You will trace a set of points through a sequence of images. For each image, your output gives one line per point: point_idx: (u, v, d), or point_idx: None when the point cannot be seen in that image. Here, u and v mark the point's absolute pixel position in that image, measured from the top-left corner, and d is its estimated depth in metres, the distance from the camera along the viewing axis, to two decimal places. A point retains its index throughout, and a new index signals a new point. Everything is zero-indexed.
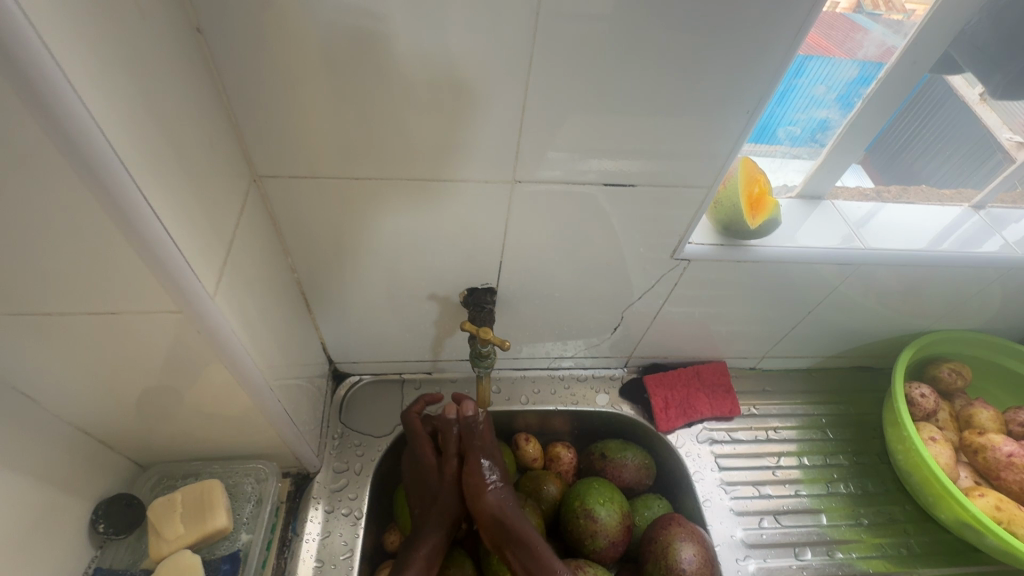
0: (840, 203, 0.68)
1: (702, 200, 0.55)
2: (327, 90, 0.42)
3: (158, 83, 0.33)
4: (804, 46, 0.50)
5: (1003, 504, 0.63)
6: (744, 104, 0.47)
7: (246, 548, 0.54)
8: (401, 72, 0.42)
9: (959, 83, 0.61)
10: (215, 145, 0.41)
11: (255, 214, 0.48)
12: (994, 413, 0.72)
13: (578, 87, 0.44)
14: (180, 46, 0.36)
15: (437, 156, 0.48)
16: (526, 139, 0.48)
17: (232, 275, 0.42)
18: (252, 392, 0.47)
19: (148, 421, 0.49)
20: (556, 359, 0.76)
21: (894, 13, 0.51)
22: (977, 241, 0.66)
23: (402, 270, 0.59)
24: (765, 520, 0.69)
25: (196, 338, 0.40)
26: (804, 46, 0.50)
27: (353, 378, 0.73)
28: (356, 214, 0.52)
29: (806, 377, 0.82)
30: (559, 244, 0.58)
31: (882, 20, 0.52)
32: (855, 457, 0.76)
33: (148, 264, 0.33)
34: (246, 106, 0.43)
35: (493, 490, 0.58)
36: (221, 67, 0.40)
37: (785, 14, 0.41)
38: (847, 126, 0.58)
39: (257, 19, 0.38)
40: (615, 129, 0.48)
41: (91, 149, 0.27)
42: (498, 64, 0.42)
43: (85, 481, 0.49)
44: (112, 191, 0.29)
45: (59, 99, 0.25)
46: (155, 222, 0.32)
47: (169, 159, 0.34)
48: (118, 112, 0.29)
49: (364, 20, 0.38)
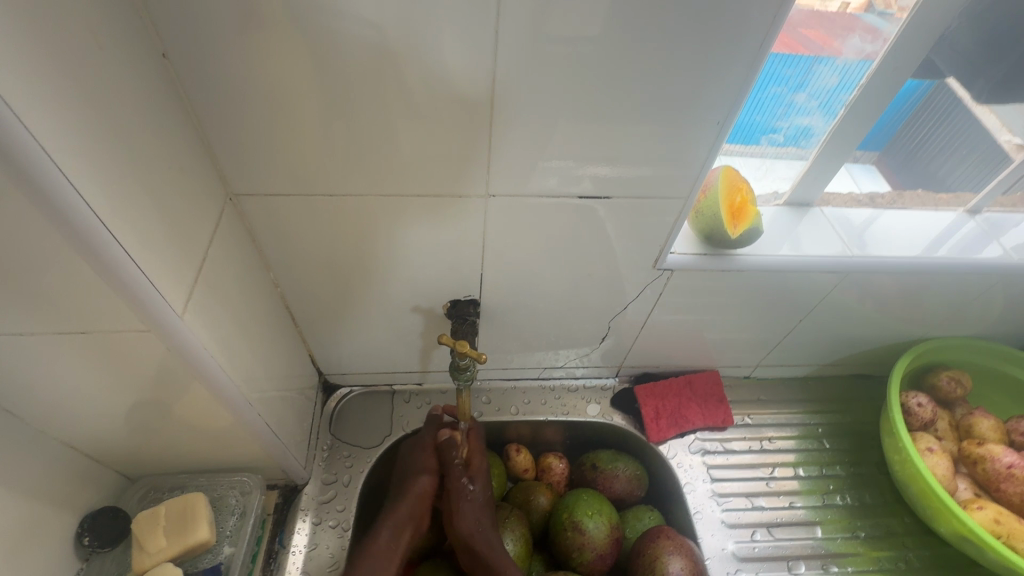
0: (831, 209, 0.67)
1: (682, 209, 0.55)
2: (300, 109, 0.43)
3: (121, 109, 0.34)
4: (802, 37, 0.50)
5: (1003, 517, 0.61)
6: (713, 116, 0.47)
7: (229, 560, 0.55)
8: (368, 90, 0.42)
9: (951, 88, 0.60)
10: (186, 167, 0.41)
11: (232, 231, 0.49)
12: (995, 423, 0.70)
13: (546, 101, 0.44)
14: (144, 70, 0.37)
15: (412, 171, 0.48)
16: (499, 153, 0.48)
17: (205, 292, 0.43)
18: (231, 407, 0.48)
19: (131, 435, 0.50)
20: (546, 369, 0.75)
21: (902, 13, 0.49)
22: (975, 247, 0.65)
23: (385, 283, 0.59)
24: (758, 533, 0.68)
25: (168, 355, 0.40)
26: (801, 38, 0.50)
27: (343, 390, 0.73)
28: (336, 229, 0.53)
29: (802, 385, 0.81)
30: (541, 255, 0.58)
31: (892, 22, 0.50)
32: (852, 468, 0.74)
33: (112, 286, 0.34)
34: (218, 126, 0.44)
35: (468, 508, 0.59)
36: (191, 87, 0.41)
37: (747, 28, 0.41)
38: (830, 134, 0.58)
39: (224, 43, 0.39)
40: (587, 142, 0.48)
41: (43, 175, 0.28)
42: (466, 81, 0.42)
43: (71, 496, 0.50)
44: (71, 219, 0.30)
45: (6, 128, 0.26)
46: (116, 245, 0.32)
47: (134, 183, 0.35)
48: (74, 139, 0.30)
49: (327, 38, 0.39)
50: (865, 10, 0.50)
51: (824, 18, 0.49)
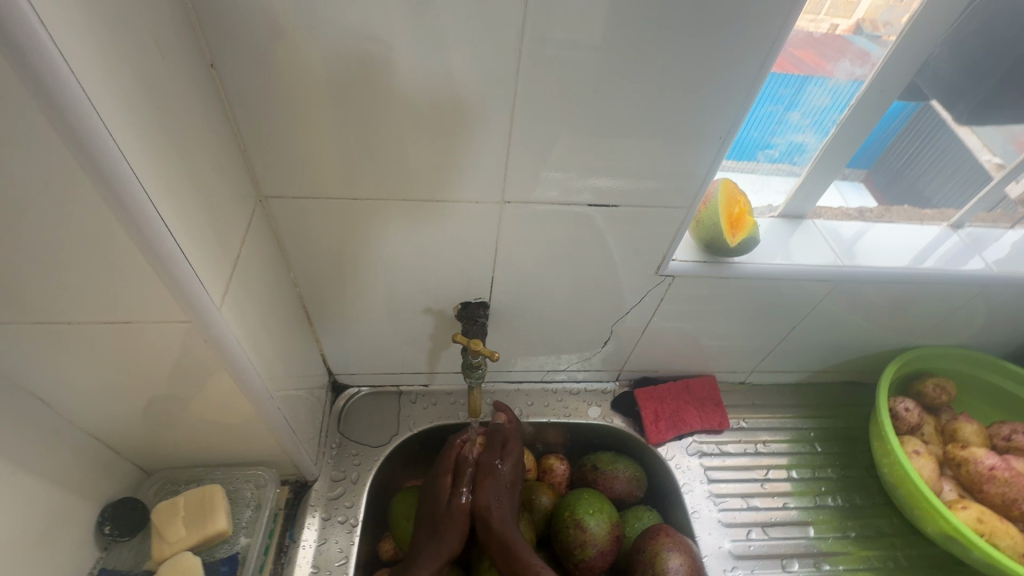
0: (823, 221, 0.70)
1: (684, 219, 0.58)
2: (330, 117, 0.46)
3: (175, 113, 0.36)
4: (795, 58, 0.53)
5: (985, 516, 0.64)
6: (716, 132, 0.50)
7: (245, 550, 0.56)
8: (396, 101, 0.45)
9: (937, 111, 0.62)
10: (224, 170, 0.44)
11: (260, 231, 0.51)
12: (978, 427, 0.73)
13: (563, 114, 0.47)
14: (193, 78, 0.39)
15: (431, 178, 0.51)
16: (515, 162, 0.51)
17: (237, 288, 0.45)
18: (254, 400, 0.49)
19: (153, 427, 0.51)
20: (549, 372, 0.78)
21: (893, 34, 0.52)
22: (958, 259, 0.68)
23: (398, 285, 0.62)
24: (753, 532, 0.70)
25: (202, 346, 0.42)
26: (794, 59, 0.53)
27: (351, 390, 0.75)
28: (355, 232, 0.55)
29: (795, 392, 0.84)
30: (548, 260, 0.61)
31: (882, 42, 0.53)
32: (844, 470, 0.77)
33: (161, 279, 0.36)
34: (254, 131, 0.46)
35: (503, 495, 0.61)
36: (232, 94, 0.44)
37: (749, 52, 0.44)
38: (822, 150, 0.61)
39: (267, 56, 0.42)
40: (598, 153, 0.51)
41: (115, 172, 0.30)
42: (488, 94, 0.46)
43: (93, 485, 0.51)
44: (132, 210, 0.32)
45: (89, 129, 0.28)
46: (169, 239, 0.35)
47: (184, 183, 0.37)
48: (139, 139, 0.32)
49: (363, 48, 0.42)
50: (855, 32, 0.53)
51: (815, 40, 0.52)
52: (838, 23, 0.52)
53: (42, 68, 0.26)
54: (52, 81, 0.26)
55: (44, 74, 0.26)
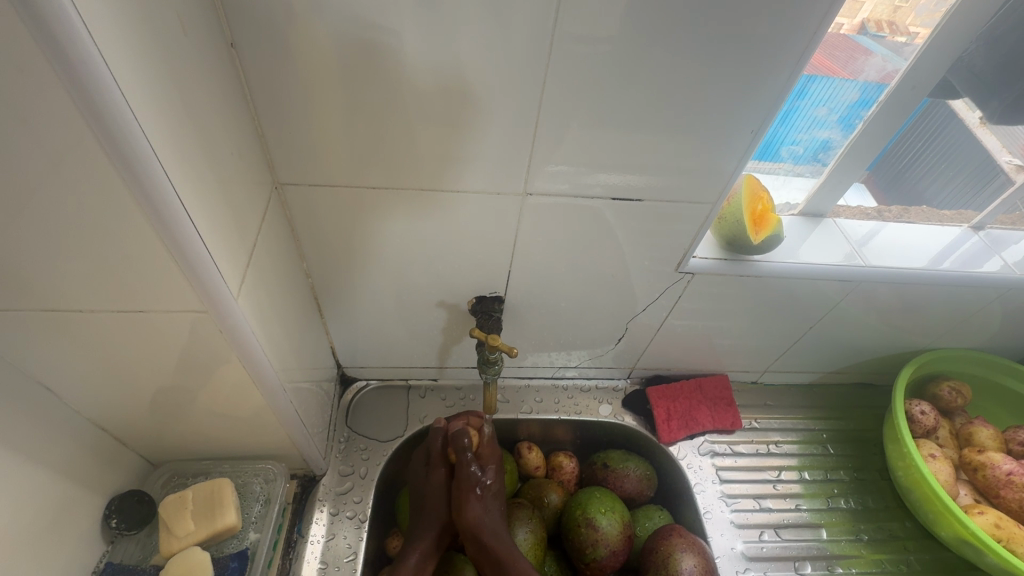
0: (843, 221, 0.69)
1: (707, 216, 0.57)
2: (351, 104, 0.44)
3: (194, 94, 0.35)
4: (809, 67, 0.51)
5: (1002, 522, 0.63)
6: (748, 125, 0.49)
7: (255, 546, 0.55)
8: (419, 87, 0.44)
9: (947, 103, 0.60)
10: (243, 154, 0.42)
11: (275, 221, 0.50)
12: (994, 431, 0.73)
13: (588, 103, 0.46)
14: (214, 57, 0.38)
15: (452, 167, 0.50)
16: (536, 153, 0.49)
17: (253, 278, 0.44)
18: (266, 392, 0.48)
19: (162, 419, 0.50)
20: (559, 368, 0.77)
21: (899, 35, 0.52)
22: (979, 261, 0.67)
23: (412, 277, 0.60)
24: (765, 534, 0.69)
25: (216, 337, 0.41)
26: (809, 67, 0.51)
27: (359, 383, 0.74)
28: (371, 222, 0.54)
29: (807, 392, 0.83)
30: (566, 255, 0.60)
31: (886, 42, 0.53)
32: (855, 473, 0.76)
33: (180, 267, 0.35)
34: (272, 115, 0.45)
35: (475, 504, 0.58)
36: (251, 76, 0.42)
37: (787, 43, 0.43)
38: (848, 147, 0.60)
39: (287, 35, 0.40)
40: (624, 147, 0.49)
41: (137, 156, 0.29)
42: (516, 83, 0.44)
43: (99, 477, 0.50)
44: (152, 197, 0.31)
45: (112, 109, 0.27)
46: (189, 226, 0.34)
47: (204, 166, 0.36)
48: (161, 121, 0.31)
49: (388, 32, 0.40)
50: (860, 32, 0.51)
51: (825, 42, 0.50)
52: (843, 23, 0.49)
53: (64, 44, 0.24)
54: (75, 56, 0.25)
55: (64, 47, 0.24)
